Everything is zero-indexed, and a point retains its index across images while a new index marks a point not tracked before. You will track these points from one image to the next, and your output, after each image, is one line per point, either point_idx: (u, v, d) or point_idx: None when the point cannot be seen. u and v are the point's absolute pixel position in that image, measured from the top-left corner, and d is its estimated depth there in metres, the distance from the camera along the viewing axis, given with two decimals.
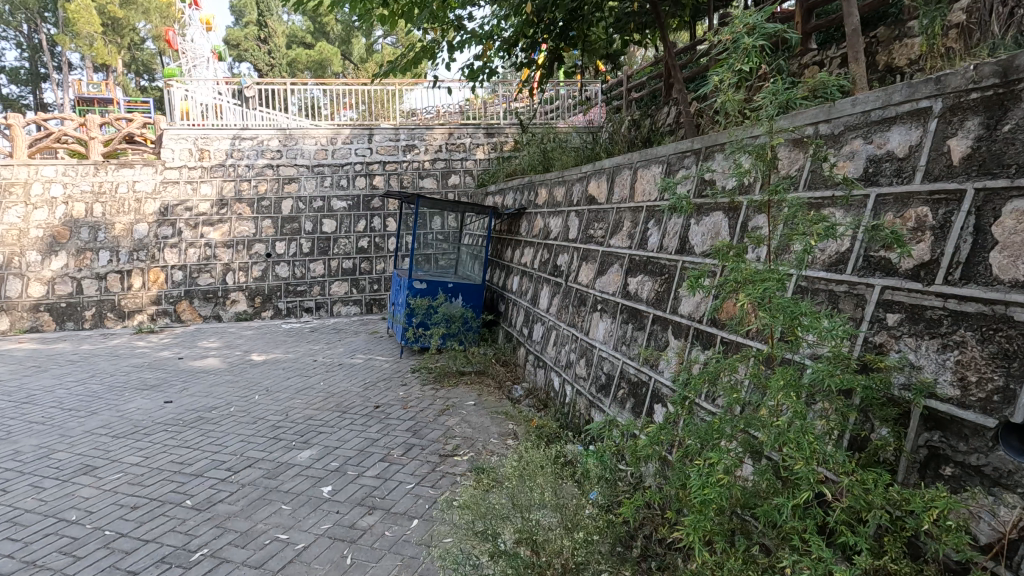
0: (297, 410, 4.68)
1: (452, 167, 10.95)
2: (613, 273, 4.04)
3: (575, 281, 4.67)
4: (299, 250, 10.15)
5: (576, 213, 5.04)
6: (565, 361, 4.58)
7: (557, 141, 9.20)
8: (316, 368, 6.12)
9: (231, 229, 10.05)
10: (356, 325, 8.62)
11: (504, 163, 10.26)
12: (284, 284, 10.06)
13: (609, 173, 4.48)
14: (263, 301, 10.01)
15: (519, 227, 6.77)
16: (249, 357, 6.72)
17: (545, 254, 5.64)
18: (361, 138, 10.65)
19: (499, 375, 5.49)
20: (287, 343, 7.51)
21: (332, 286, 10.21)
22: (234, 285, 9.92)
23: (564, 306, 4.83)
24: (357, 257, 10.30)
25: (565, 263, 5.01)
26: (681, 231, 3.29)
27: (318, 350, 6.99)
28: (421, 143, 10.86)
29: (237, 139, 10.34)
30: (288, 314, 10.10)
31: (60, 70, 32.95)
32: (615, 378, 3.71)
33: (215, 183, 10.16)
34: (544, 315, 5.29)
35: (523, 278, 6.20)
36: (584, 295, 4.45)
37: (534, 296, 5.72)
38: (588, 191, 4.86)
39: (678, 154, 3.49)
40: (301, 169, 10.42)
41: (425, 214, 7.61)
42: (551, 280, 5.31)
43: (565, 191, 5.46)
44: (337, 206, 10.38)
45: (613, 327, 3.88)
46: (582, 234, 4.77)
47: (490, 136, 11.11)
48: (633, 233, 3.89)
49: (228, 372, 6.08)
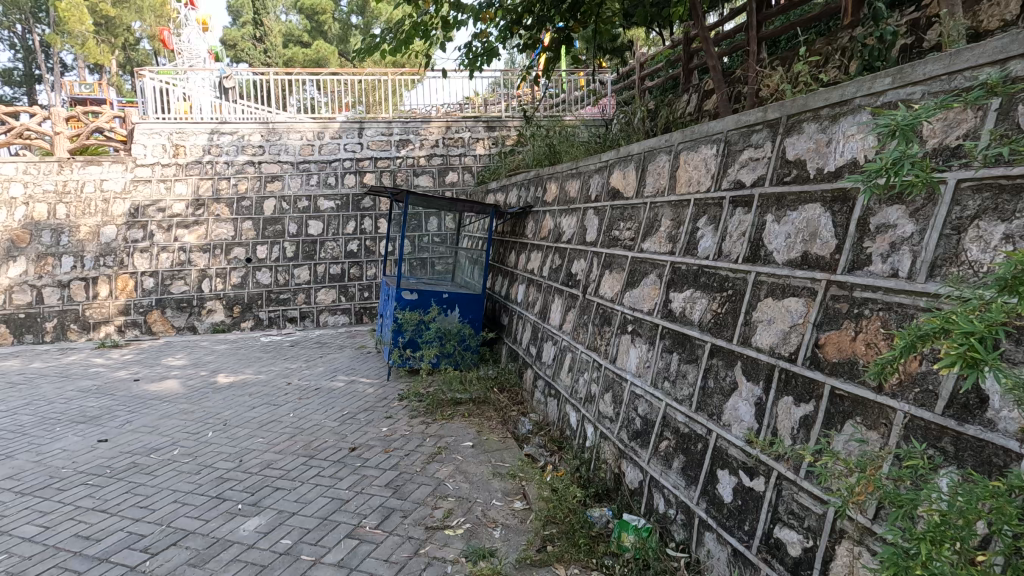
0: (253, 454, 3.80)
1: (450, 164, 10.08)
2: (648, 285, 3.17)
3: (596, 294, 3.81)
4: (282, 255, 9.28)
5: (596, 210, 4.18)
6: (584, 393, 3.72)
7: (566, 133, 8.32)
8: (288, 393, 5.24)
9: (208, 232, 9.19)
10: (343, 338, 7.75)
11: (506, 159, 9.39)
12: (265, 292, 9.18)
13: (638, 159, 3.62)
14: (242, 311, 9.11)
15: (524, 228, 5.90)
16: (215, 378, 5.84)
17: (557, 259, 4.77)
18: (351, 132, 9.82)
19: (502, 405, 4.62)
20: (262, 361, 6.63)
21: (318, 294, 9.31)
22: (211, 293, 9.04)
23: (582, 324, 3.96)
24: (345, 262, 9.41)
25: (582, 271, 4.14)
26: (751, 232, 2.42)
27: (295, 370, 6.10)
28: (416, 138, 10.00)
29: (215, 134, 9.51)
30: (270, 325, 9.19)
31: (51, 70, 32.19)
32: (655, 424, 2.85)
33: (190, 181, 9.31)
34: (556, 333, 4.42)
35: (530, 288, 5.33)
36: (608, 312, 3.57)
37: (543, 309, 4.86)
38: (610, 184, 4.00)
39: (741, 130, 2.63)
40: (285, 166, 9.57)
41: (417, 214, 6.77)
42: (564, 290, 4.44)
43: (581, 184, 4.58)
44: (324, 206, 9.51)
45: (649, 356, 3.01)
46: (604, 237, 3.91)
47: (490, 130, 10.23)
48: (675, 235, 3.02)
49: (185, 398, 5.21)
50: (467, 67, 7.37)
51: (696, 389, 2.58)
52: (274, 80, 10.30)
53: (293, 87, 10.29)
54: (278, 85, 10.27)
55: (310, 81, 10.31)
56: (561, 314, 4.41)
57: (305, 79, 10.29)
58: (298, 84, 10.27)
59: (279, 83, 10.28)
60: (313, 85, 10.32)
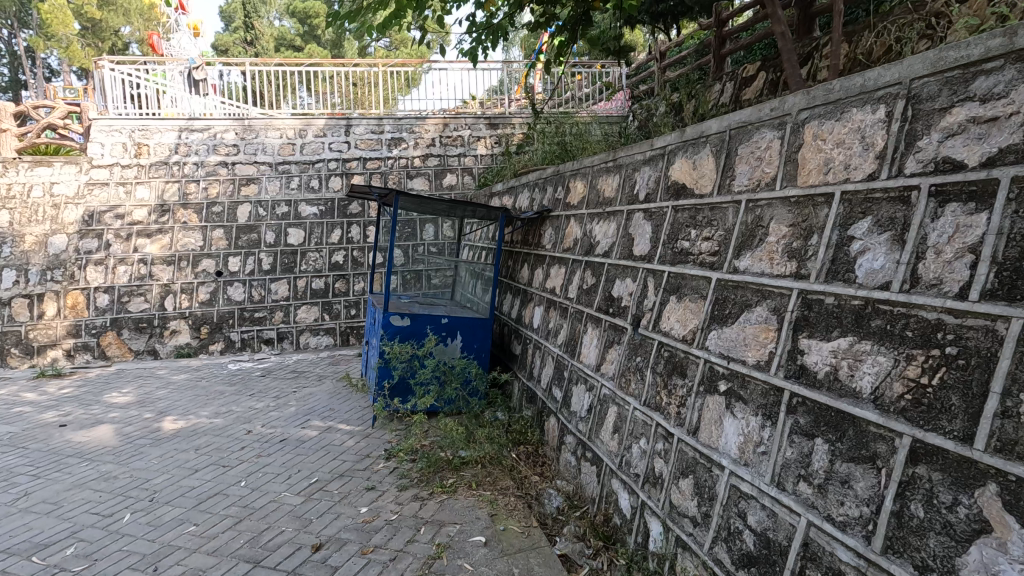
0: (176, 556, 2.69)
1: (448, 165, 9.03)
2: (752, 323, 2.12)
3: (655, 329, 2.76)
4: (257, 267, 8.16)
5: (647, 213, 3.13)
6: (642, 469, 2.66)
7: (582, 129, 7.32)
8: (245, 446, 4.13)
9: (173, 241, 8.07)
10: (323, 366, 6.62)
11: (511, 159, 8.34)
12: (238, 310, 8.04)
13: (719, 140, 2.57)
14: (210, 331, 7.95)
15: (541, 236, 4.85)
16: (159, 424, 4.71)
17: (589, 276, 3.72)
18: (336, 129, 8.76)
19: (520, 469, 3.54)
20: (223, 397, 5.50)
21: (298, 312, 8.18)
22: (174, 311, 7.89)
23: (634, 368, 2.90)
24: (330, 274, 8.30)
25: (630, 295, 3.09)
26: (993, 247, 1.37)
27: (261, 411, 4.98)
28: (410, 137, 8.95)
29: (185, 132, 8.46)
30: (243, 347, 8.03)
31: (33, 74, 30.93)
32: (788, 552, 1.77)
33: (154, 184, 8.22)
34: (592, 375, 3.36)
35: (551, 311, 4.28)
36: (680, 358, 2.51)
37: (571, 340, 3.81)
38: (671, 179, 2.95)
39: (944, 75, 1.57)
40: (261, 168, 8.51)
41: (410, 220, 5.70)
42: (601, 319, 3.39)
43: (621, 180, 3.54)
44: (306, 212, 8.42)
45: (763, 435, 1.96)
46: (665, 249, 2.86)
47: (493, 127, 9.20)
48: (802, 249, 1.97)
49: (113, 454, 4.08)
50: (468, 54, 6.35)
51: (881, 513, 1.51)
52: (254, 75, 9.28)
53: (280, 86, 9.26)
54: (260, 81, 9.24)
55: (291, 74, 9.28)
56: (598, 350, 3.36)
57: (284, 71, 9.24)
58: (284, 82, 9.26)
59: (262, 79, 9.26)
60: (294, 79, 9.27)
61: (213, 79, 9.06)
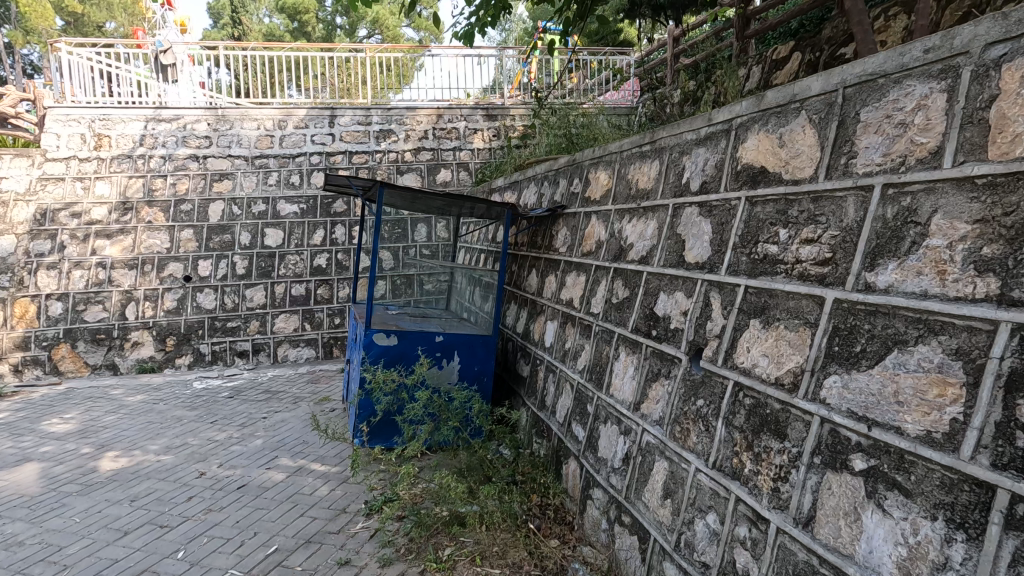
0: None
1: (441, 160, 8.27)
2: (910, 370, 1.40)
3: (726, 364, 2.04)
4: (231, 271, 7.36)
5: (705, 208, 2.40)
6: (713, 559, 1.93)
7: (591, 120, 6.60)
8: (193, 495, 3.35)
9: (136, 243, 7.25)
10: (301, 384, 5.84)
11: (512, 154, 7.59)
12: (208, 319, 7.23)
13: (823, 103, 1.85)
14: (177, 343, 7.14)
15: (553, 237, 4.12)
16: (95, 463, 3.92)
17: (619, 287, 2.99)
18: (319, 120, 7.99)
19: (535, 534, 2.80)
20: (180, 425, 4.71)
21: (276, 322, 7.38)
22: (136, 320, 7.07)
23: (694, 415, 2.18)
24: (311, 279, 7.52)
25: (684, 315, 2.37)
26: None
27: (221, 444, 4.20)
28: (400, 129, 8.20)
29: (151, 122, 7.62)
30: (214, 361, 7.22)
31: (12, 70, 29.85)
32: None
33: (115, 179, 7.41)
34: (629, 416, 2.64)
35: (568, 328, 3.55)
36: (773, 410, 1.79)
37: (596, 367, 3.09)
38: (740, 161, 2.23)
39: None
40: (236, 162, 7.72)
41: (400, 219, 4.98)
42: (640, 343, 2.67)
43: (662, 167, 2.82)
44: (285, 211, 7.63)
45: (950, 555, 1.23)
46: (737, 256, 2.13)
47: (490, 119, 8.44)
48: (1006, 259, 1.26)
49: (28, 507, 3.29)
50: (465, 36, 5.58)
51: None
52: (234, 66, 8.46)
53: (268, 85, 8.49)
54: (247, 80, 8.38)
55: (274, 64, 8.45)
56: (638, 384, 2.63)
57: (263, 60, 8.43)
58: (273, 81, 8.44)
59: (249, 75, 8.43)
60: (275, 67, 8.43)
61: (200, 76, 8.25)
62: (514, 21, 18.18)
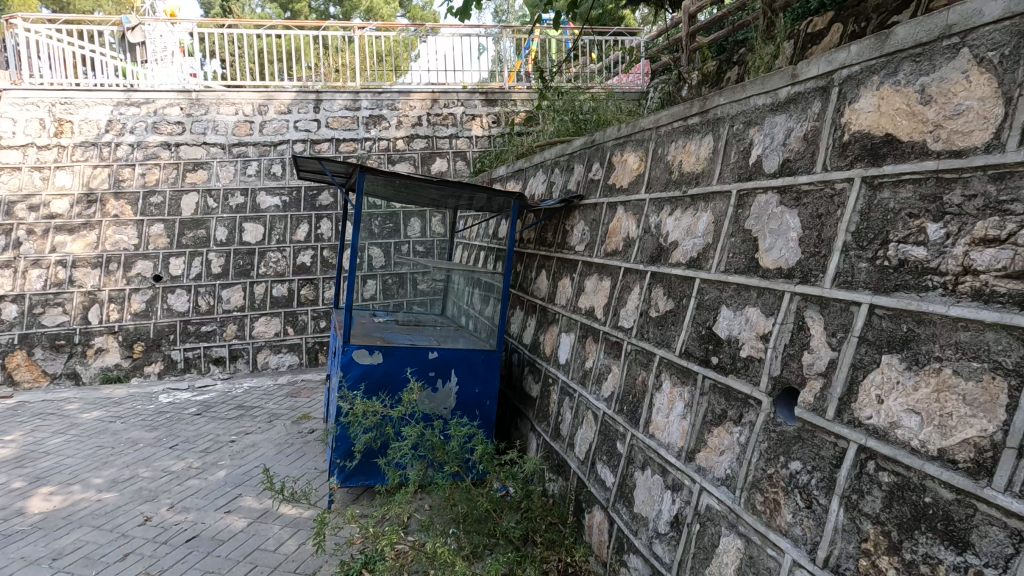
0: None
1: (437, 148, 7.62)
2: None
3: (841, 418, 1.42)
4: (206, 270, 6.70)
5: (788, 194, 1.78)
6: None
7: (602, 103, 5.97)
8: (130, 553, 2.72)
9: (100, 239, 6.58)
10: (279, 397, 5.22)
11: (514, 142, 6.95)
12: (181, 323, 6.59)
13: (1008, 34, 1.23)
14: (146, 349, 6.50)
15: (567, 233, 3.50)
16: (23, 503, 3.29)
17: (660, 296, 2.37)
18: (304, 105, 7.32)
19: None
20: (135, 449, 4.07)
21: (256, 325, 6.75)
22: (100, 324, 6.42)
23: (786, 484, 1.56)
24: (294, 278, 6.88)
25: (762, 340, 1.75)
26: None
27: (178, 476, 3.58)
28: (391, 114, 7.53)
29: (120, 107, 6.92)
30: (187, 368, 6.58)
31: None
32: None
33: (78, 169, 6.73)
34: (679, 467, 2.04)
35: (589, 343, 2.94)
36: (940, 502, 1.18)
37: (629, 397, 2.48)
38: (846, 129, 1.61)
39: None
40: (211, 150, 7.04)
41: (393, 213, 4.35)
42: (692, 373, 2.06)
43: (719, 142, 2.19)
44: (265, 204, 6.97)
45: None
46: (849, 261, 1.51)
47: (490, 104, 7.78)
48: None
49: None
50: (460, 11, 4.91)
51: None
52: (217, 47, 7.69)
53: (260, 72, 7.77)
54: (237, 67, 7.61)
55: (264, 52, 7.73)
56: (690, 426, 2.03)
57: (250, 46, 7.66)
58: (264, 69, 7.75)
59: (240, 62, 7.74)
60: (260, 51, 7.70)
61: (191, 67, 7.55)
62: (513, 9, 17.43)
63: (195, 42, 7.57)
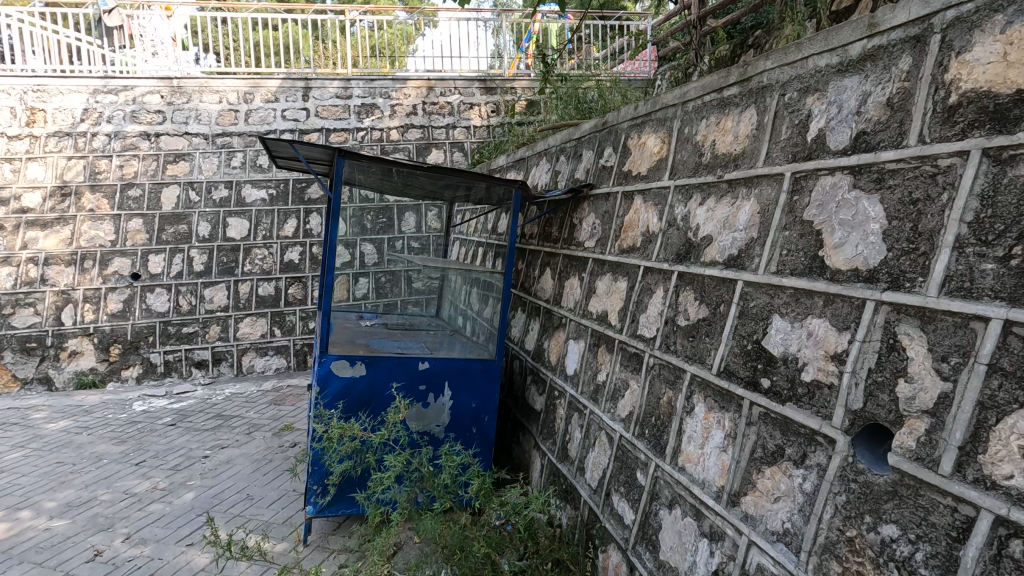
0: None
1: (433, 139, 7.23)
2: None
3: (963, 475, 1.06)
4: (187, 268, 6.32)
5: (866, 175, 1.41)
6: None
7: (609, 89, 5.58)
8: None
9: (74, 235, 6.19)
10: (262, 406, 4.85)
11: (514, 131, 6.56)
12: (161, 324, 6.21)
13: None
14: (124, 352, 6.12)
15: (574, 227, 3.12)
16: None
17: (689, 302, 1.99)
18: (292, 93, 6.93)
19: None
20: (98, 466, 3.70)
21: (240, 327, 6.37)
22: (75, 326, 6.04)
23: (878, 556, 1.19)
24: (282, 277, 6.50)
25: (834, 361, 1.37)
26: None
27: (141, 500, 3.20)
28: (385, 103, 7.13)
29: (96, 96, 6.49)
30: (167, 372, 6.21)
31: None
32: None
33: (51, 161, 6.32)
34: (717, 512, 1.67)
35: (602, 353, 2.56)
36: None
37: (652, 419, 2.10)
38: (956, 88, 1.22)
39: None
40: (194, 141, 6.63)
41: (386, 206, 3.99)
42: (734, 396, 1.69)
43: (766, 114, 1.80)
44: (251, 197, 6.57)
45: None
46: (967, 262, 1.14)
47: (489, 92, 7.37)
48: None
49: None
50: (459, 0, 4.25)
51: None
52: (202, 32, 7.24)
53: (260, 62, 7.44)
54: (239, 55, 7.31)
55: (260, 44, 7.37)
56: (733, 461, 1.66)
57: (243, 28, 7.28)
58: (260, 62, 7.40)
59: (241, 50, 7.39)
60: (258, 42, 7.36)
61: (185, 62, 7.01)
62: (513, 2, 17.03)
63: (190, 37, 7.11)
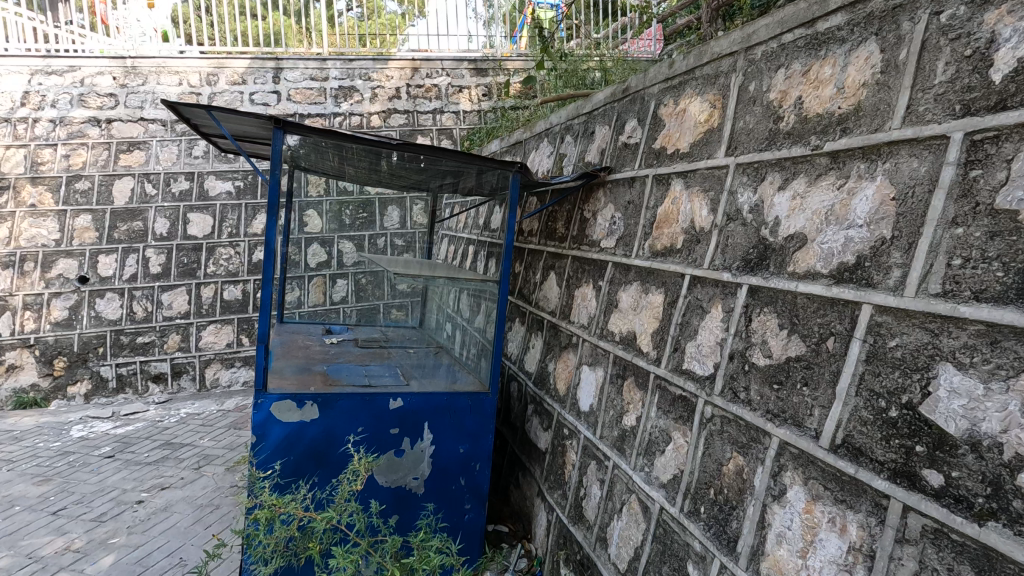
0: None
1: (418, 126, 6.56)
2: None
3: None
4: (142, 269, 5.64)
5: None
6: None
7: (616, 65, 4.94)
8: None
9: (11, 233, 5.48)
10: (219, 431, 4.20)
11: (507, 116, 5.92)
12: (113, 333, 5.54)
13: None
14: (70, 365, 5.45)
15: (587, 222, 2.49)
16: None
17: (770, 332, 1.37)
18: (261, 74, 6.24)
19: None
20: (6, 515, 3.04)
21: (203, 336, 5.71)
22: (13, 336, 5.36)
23: None
24: (249, 279, 5.84)
25: None
26: None
27: (43, 567, 2.54)
28: (365, 86, 6.45)
29: (38, 77, 5.77)
30: (120, 387, 5.54)
31: None
32: None
33: None
34: None
35: (629, 390, 1.94)
36: None
37: (711, 494, 1.48)
38: None
39: None
40: (150, 127, 5.90)
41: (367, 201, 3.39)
42: (865, 489, 1.08)
43: (902, 48, 1.17)
44: (214, 190, 5.87)
45: None
46: None
47: (479, 74, 6.71)
48: None
49: None
50: None
51: None
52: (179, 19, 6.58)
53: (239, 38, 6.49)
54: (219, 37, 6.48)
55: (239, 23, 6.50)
56: None
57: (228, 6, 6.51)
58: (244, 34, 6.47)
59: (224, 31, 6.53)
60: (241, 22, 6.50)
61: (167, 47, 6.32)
62: None
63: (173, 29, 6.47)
